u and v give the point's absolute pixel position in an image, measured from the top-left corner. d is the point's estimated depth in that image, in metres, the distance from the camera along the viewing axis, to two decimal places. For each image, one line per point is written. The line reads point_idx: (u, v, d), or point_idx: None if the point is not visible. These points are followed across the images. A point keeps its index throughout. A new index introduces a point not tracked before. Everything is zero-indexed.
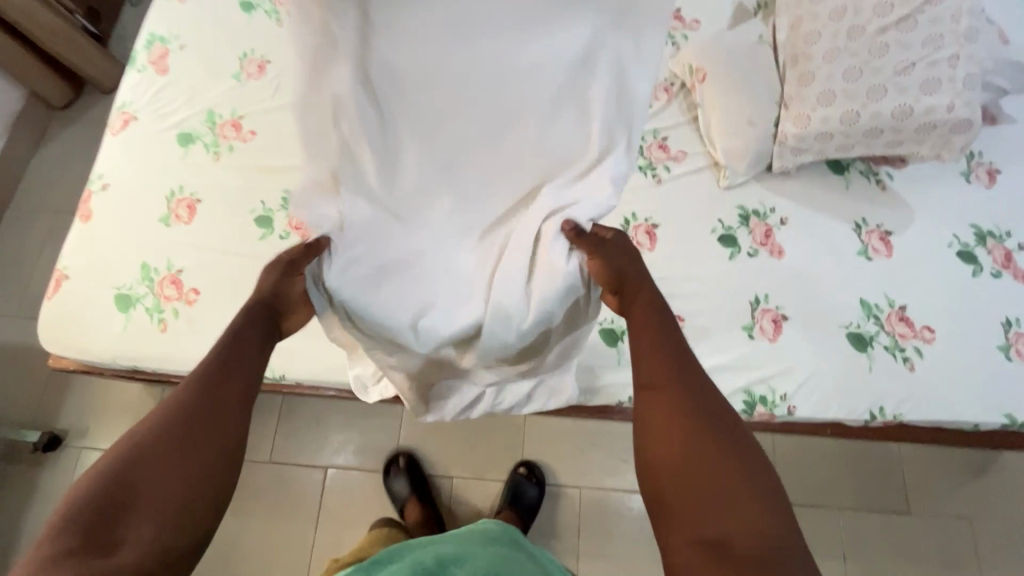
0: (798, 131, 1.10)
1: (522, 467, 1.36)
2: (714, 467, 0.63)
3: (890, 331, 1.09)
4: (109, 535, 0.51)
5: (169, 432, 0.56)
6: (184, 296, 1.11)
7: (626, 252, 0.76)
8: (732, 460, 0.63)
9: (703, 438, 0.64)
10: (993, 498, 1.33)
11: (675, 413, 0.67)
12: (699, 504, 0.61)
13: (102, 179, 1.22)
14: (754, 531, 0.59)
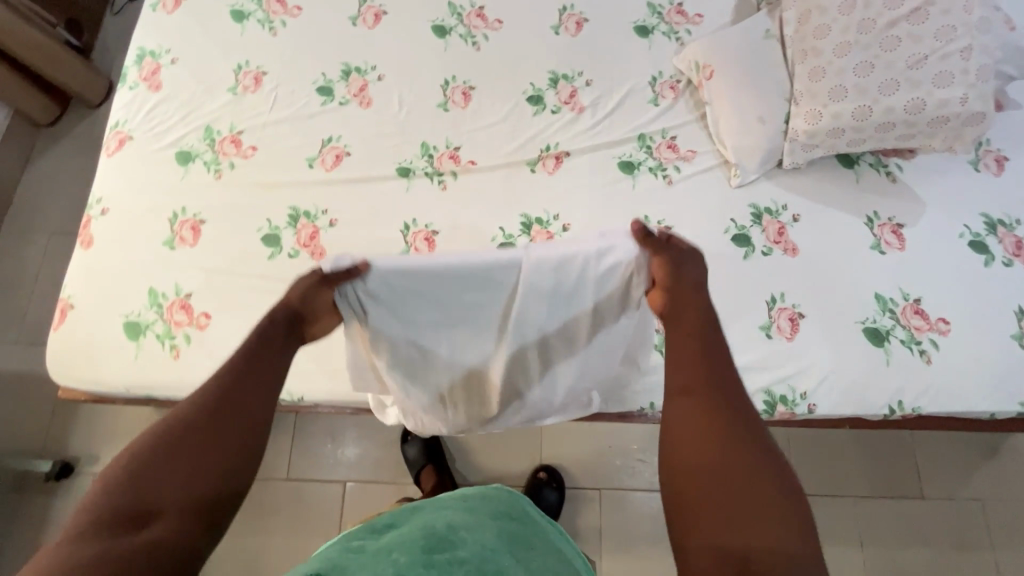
0: (809, 127, 1.09)
1: (542, 471, 1.36)
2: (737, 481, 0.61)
3: (906, 325, 1.09)
4: (128, 521, 0.56)
5: (190, 425, 0.62)
6: (195, 321, 1.09)
7: (693, 258, 0.73)
8: (758, 476, 0.62)
9: (733, 448, 0.63)
10: (1003, 479, 1.36)
11: (706, 424, 0.65)
12: (717, 509, 0.61)
13: (100, 203, 1.19)
14: (775, 552, 0.58)
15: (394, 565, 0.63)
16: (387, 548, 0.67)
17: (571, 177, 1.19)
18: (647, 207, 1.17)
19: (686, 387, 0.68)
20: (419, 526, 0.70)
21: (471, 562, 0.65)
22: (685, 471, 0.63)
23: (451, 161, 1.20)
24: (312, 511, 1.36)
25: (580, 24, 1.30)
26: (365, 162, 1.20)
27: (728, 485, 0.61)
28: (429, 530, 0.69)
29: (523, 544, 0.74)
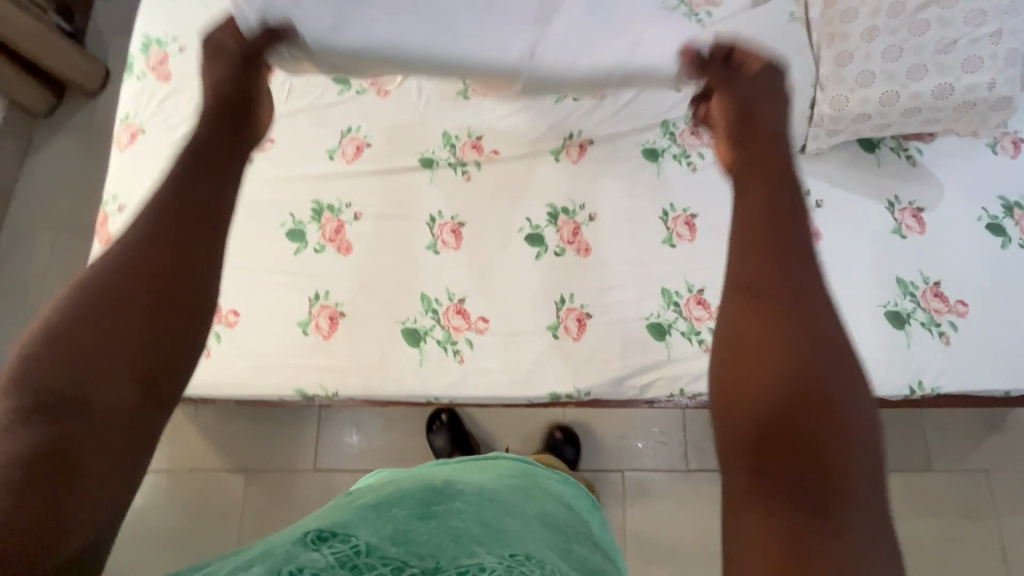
0: (834, 113, 1.11)
1: (558, 431, 1.39)
2: (789, 375, 0.54)
3: (926, 307, 1.12)
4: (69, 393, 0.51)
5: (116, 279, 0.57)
6: (224, 318, 1.09)
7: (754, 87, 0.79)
8: (824, 401, 0.53)
9: (795, 357, 0.55)
10: (1007, 451, 1.42)
11: (767, 329, 0.57)
12: (775, 433, 0.53)
13: (118, 199, 1.16)
14: (832, 484, 0.51)
15: (394, 518, 0.58)
16: (385, 504, 0.62)
17: (596, 166, 1.18)
18: (672, 195, 1.17)
19: (747, 288, 0.60)
20: (418, 486, 0.67)
21: (468, 510, 0.62)
22: (736, 383, 0.57)
23: (474, 150, 1.18)
24: None
25: None
26: (386, 154, 1.18)
27: (774, 385, 0.55)
28: (429, 488, 0.67)
29: (522, 496, 0.71)
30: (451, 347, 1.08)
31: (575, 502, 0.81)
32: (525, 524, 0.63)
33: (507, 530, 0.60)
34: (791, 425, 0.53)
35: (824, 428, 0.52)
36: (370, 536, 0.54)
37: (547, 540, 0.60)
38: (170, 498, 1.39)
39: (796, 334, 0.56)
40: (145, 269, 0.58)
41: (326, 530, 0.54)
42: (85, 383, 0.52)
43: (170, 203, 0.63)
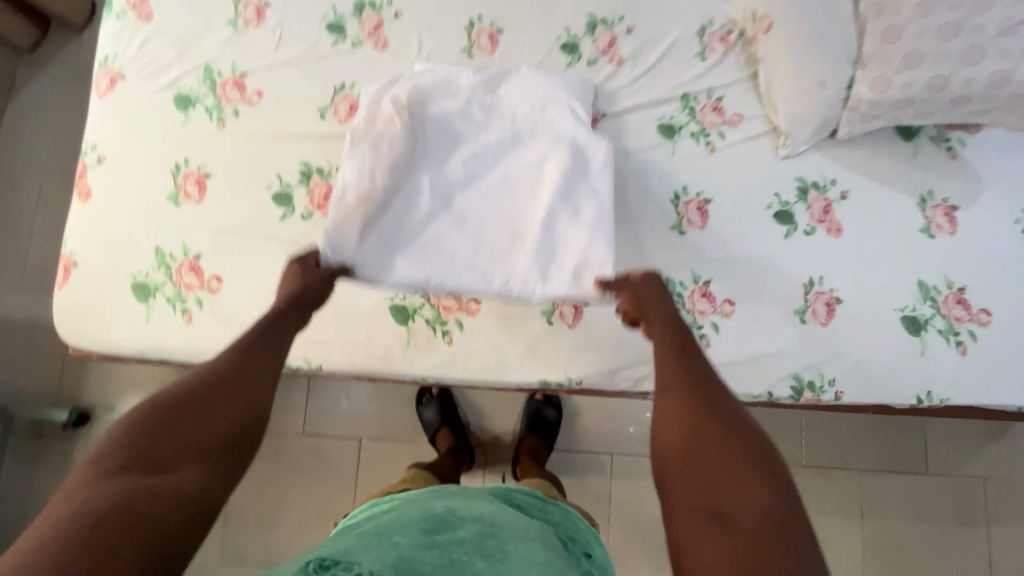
0: (874, 96, 1.01)
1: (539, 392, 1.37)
2: (713, 444, 0.65)
3: (946, 314, 1.05)
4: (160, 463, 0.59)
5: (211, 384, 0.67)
6: (206, 284, 1.04)
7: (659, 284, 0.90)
8: (737, 451, 0.64)
9: (709, 425, 0.67)
10: (1009, 459, 1.38)
11: (687, 410, 0.69)
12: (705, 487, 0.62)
13: (96, 151, 1.10)
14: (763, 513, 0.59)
15: (397, 546, 0.63)
16: (387, 531, 0.67)
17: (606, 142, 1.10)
18: (686, 177, 1.09)
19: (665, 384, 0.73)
20: (420, 512, 0.71)
21: (471, 540, 0.65)
22: (668, 455, 0.67)
23: None
24: (330, 471, 1.39)
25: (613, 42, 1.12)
26: None
27: (705, 459, 0.64)
28: (431, 514, 0.70)
29: (522, 518, 0.74)
30: (440, 327, 1.04)
31: (574, 533, 0.82)
32: (527, 548, 0.66)
33: (508, 558, 0.63)
34: (724, 480, 0.62)
35: (744, 467, 0.63)
36: (373, 565, 0.59)
37: (548, 564, 0.63)
38: None
39: (702, 403, 0.70)
40: (237, 376, 0.70)
41: (328, 558, 0.59)
42: (174, 456, 0.60)
43: (265, 339, 0.77)
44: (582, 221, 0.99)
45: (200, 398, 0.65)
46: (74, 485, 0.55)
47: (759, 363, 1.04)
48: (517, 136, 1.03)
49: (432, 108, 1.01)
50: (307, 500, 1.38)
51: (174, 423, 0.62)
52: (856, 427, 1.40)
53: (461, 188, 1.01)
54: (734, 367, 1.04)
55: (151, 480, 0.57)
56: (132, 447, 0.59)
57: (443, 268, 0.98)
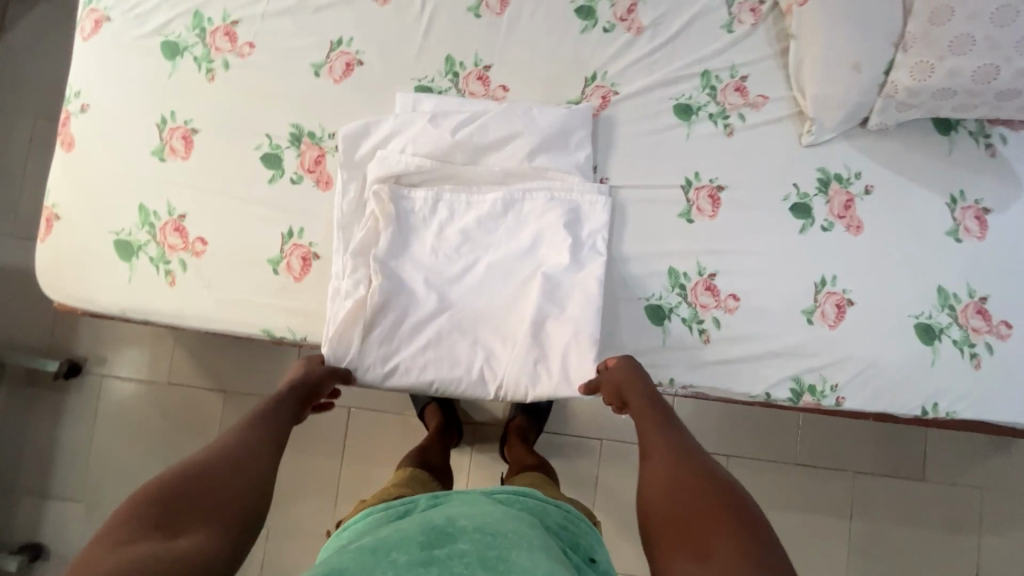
0: (913, 83, 0.93)
1: None
2: (689, 497, 0.69)
3: (963, 324, 0.99)
4: (170, 527, 0.59)
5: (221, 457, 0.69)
6: (191, 246, 1.01)
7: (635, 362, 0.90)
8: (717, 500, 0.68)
9: (686, 476, 0.72)
10: (1009, 472, 1.34)
11: (668, 468, 0.74)
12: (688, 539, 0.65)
13: (80, 98, 1.05)
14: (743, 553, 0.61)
15: (394, 565, 0.64)
16: (385, 547, 0.67)
17: (617, 119, 1.03)
18: (699, 161, 1.02)
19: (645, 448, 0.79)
20: (420, 523, 0.71)
21: (473, 553, 0.65)
22: (656, 512, 0.70)
23: (479, 83, 1.03)
24: (317, 440, 1.39)
25: (632, 7, 1.03)
26: (380, 77, 1.03)
27: (683, 511, 0.68)
28: (430, 526, 0.70)
29: (527, 522, 0.73)
30: None
31: (576, 534, 0.81)
32: (532, 556, 0.65)
33: (511, 572, 0.62)
34: (702, 526, 0.65)
35: (724, 513, 0.66)
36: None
37: (553, 573, 0.63)
38: (152, 410, 1.40)
39: (678, 458, 0.75)
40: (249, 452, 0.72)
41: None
42: (188, 524, 0.61)
43: (275, 418, 0.80)
44: (567, 311, 0.94)
45: (213, 471, 0.67)
46: (92, 552, 0.55)
47: (758, 362, 1.00)
48: (509, 204, 0.97)
49: (411, 194, 0.96)
50: (294, 465, 1.38)
51: (192, 490, 0.64)
52: (854, 430, 1.36)
53: (455, 291, 0.95)
54: (733, 365, 1.00)
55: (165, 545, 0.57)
56: (150, 515, 0.60)
57: (444, 372, 0.95)
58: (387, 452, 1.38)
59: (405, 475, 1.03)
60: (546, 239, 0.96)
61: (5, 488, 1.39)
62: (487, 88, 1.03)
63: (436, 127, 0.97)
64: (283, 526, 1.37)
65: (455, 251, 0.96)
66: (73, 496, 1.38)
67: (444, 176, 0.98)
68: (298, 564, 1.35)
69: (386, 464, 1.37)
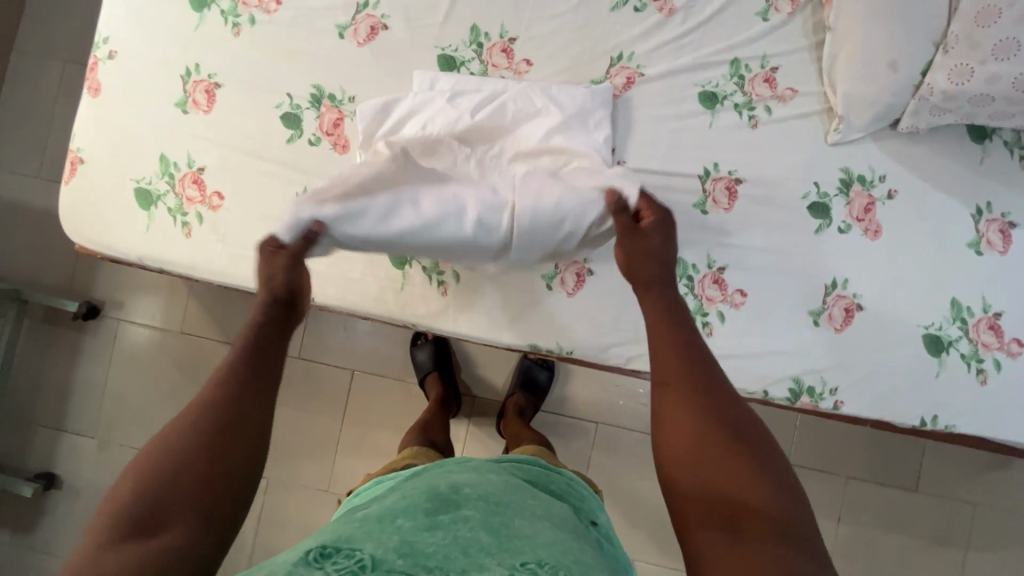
0: (950, 87, 0.90)
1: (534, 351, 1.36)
2: (714, 455, 0.62)
3: (973, 339, 0.97)
4: (149, 526, 0.54)
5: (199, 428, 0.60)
6: (208, 199, 1.02)
7: (663, 233, 0.82)
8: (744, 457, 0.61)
9: (711, 428, 0.63)
10: (1005, 491, 1.33)
11: (688, 413, 0.65)
12: (716, 504, 0.60)
13: (108, 44, 1.05)
14: (775, 522, 0.58)
15: (399, 530, 0.65)
16: (390, 515, 0.69)
17: (640, 103, 1.01)
18: (720, 152, 1.00)
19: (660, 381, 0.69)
20: (424, 491, 0.73)
21: (475, 518, 0.67)
22: (679, 467, 0.63)
23: (503, 55, 1.02)
24: (320, 399, 1.43)
25: None
26: (404, 43, 1.03)
27: (706, 470, 0.61)
28: (434, 495, 0.72)
29: (528, 491, 0.77)
30: (436, 276, 1.01)
31: (575, 498, 0.84)
32: (534, 524, 0.68)
33: (516, 535, 0.65)
34: (729, 492, 0.60)
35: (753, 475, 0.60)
36: (376, 551, 0.61)
37: (553, 539, 0.67)
38: (164, 356, 1.45)
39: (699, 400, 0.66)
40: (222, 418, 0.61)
41: (329, 547, 0.62)
42: (169, 515, 0.55)
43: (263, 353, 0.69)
44: None
45: (190, 452, 0.58)
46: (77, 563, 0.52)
47: (759, 359, 1.00)
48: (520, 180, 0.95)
49: None
50: (296, 422, 1.42)
51: (171, 478, 0.57)
52: (851, 436, 1.36)
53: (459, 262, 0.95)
54: (733, 360, 1.00)
55: (145, 551, 0.53)
56: (126, 517, 0.54)
57: None
58: (386, 416, 1.41)
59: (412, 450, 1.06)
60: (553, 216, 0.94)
61: (23, 419, 1.46)
62: (511, 61, 1.02)
63: (454, 106, 0.97)
64: (285, 477, 1.42)
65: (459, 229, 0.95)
66: (85, 432, 1.45)
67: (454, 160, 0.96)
68: (295, 516, 1.41)
69: (385, 428, 1.41)
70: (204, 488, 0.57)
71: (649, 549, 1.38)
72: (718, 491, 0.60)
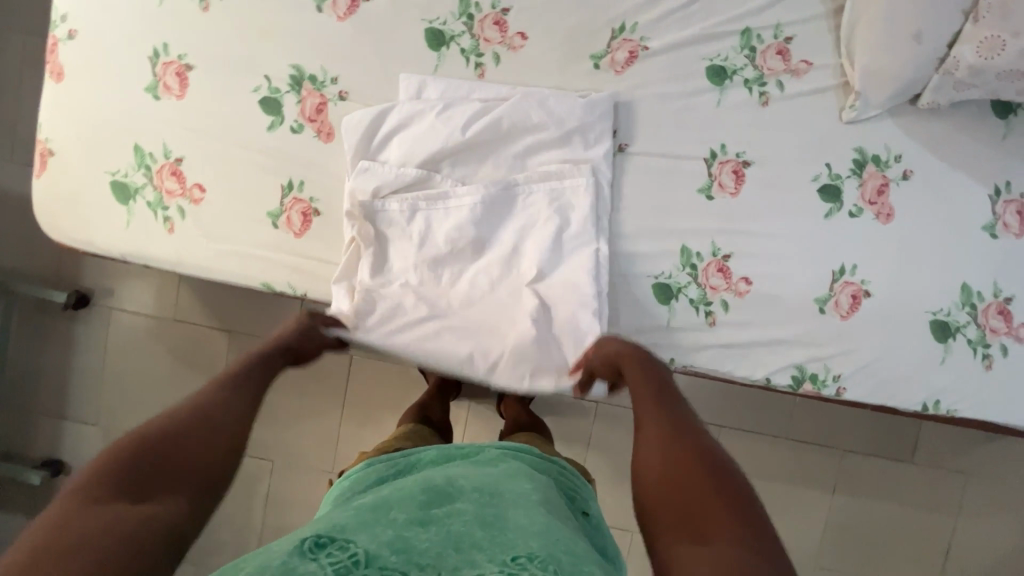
0: (978, 61, 0.84)
1: None
2: (693, 491, 0.58)
3: (981, 324, 0.95)
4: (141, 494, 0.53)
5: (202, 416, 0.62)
6: (188, 192, 0.97)
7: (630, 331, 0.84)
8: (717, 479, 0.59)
9: (685, 453, 0.62)
10: (998, 460, 1.36)
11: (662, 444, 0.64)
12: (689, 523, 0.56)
13: (67, 22, 0.97)
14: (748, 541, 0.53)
15: (394, 524, 0.64)
16: (384, 505, 0.68)
17: (644, 80, 0.94)
18: (728, 132, 0.94)
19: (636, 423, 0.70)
20: (419, 483, 0.73)
21: (470, 512, 0.67)
22: (653, 494, 0.60)
23: (495, 28, 0.94)
24: (324, 386, 1.42)
25: None
26: (388, 16, 0.94)
27: (684, 502, 0.58)
28: (430, 488, 0.72)
29: (524, 480, 0.76)
30: None
31: (569, 489, 0.83)
32: (529, 513, 0.67)
33: (510, 527, 0.65)
34: (706, 524, 0.55)
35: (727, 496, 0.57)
36: (370, 544, 0.60)
37: (548, 526, 0.65)
38: (159, 343, 1.43)
39: (673, 434, 0.66)
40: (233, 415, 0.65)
41: (324, 536, 0.61)
42: (162, 488, 0.55)
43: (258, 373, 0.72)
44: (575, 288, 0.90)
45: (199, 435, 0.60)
46: (50, 514, 0.49)
47: (763, 348, 0.98)
48: (503, 189, 0.92)
49: (387, 205, 0.91)
50: (302, 406, 1.42)
51: (174, 453, 0.57)
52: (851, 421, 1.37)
53: (443, 303, 0.93)
54: (736, 349, 0.98)
55: (138, 512, 0.51)
56: (121, 473, 0.54)
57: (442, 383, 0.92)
58: (388, 400, 1.41)
59: (409, 430, 1.06)
60: (530, 234, 0.92)
61: (24, 408, 1.46)
62: (504, 35, 0.95)
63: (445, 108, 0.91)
64: (287, 458, 1.43)
65: (437, 260, 0.92)
66: (87, 420, 1.45)
67: (432, 185, 0.93)
68: (301, 495, 1.44)
69: (385, 411, 1.41)
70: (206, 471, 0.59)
71: None
72: (695, 521, 0.56)
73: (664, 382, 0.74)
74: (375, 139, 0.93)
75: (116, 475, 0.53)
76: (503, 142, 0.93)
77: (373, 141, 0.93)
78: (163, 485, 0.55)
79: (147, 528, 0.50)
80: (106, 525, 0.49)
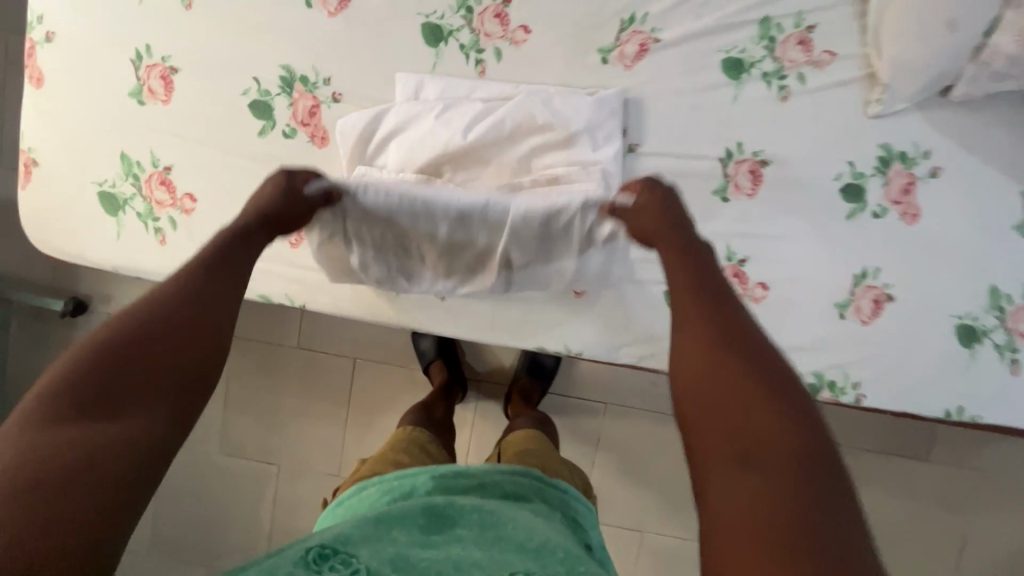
0: (1019, 50, 0.79)
1: None
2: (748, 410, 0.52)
3: (1010, 328, 0.91)
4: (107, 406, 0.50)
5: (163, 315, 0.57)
6: (179, 202, 0.93)
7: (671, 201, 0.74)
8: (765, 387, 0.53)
9: (730, 356, 0.56)
10: (1016, 457, 1.33)
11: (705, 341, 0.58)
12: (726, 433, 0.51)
13: (44, 24, 0.92)
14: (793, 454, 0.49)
15: (395, 543, 0.62)
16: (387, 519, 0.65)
17: (655, 75, 0.89)
18: (744, 129, 0.89)
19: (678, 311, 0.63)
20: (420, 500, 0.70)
21: (467, 538, 0.65)
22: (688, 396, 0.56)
23: (496, 22, 0.88)
24: (328, 390, 1.39)
25: None
26: (382, 11, 0.89)
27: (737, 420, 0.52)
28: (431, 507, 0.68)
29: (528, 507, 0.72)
30: None
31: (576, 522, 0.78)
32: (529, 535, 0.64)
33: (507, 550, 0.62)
34: (759, 446, 0.50)
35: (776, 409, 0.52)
36: (370, 560, 0.58)
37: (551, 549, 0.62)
38: None
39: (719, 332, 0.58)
40: (200, 306, 0.60)
41: (327, 547, 0.59)
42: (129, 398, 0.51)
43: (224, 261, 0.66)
44: None
45: (163, 335, 0.56)
46: (4, 431, 0.46)
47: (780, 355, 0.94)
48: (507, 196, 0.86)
49: None
50: (307, 410, 1.40)
51: (131, 354, 0.53)
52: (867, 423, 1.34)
53: None
54: None
55: (104, 429, 0.48)
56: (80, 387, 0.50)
57: None
58: (393, 403, 1.39)
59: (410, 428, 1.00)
60: None
61: None
62: (505, 29, 0.89)
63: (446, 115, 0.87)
64: (294, 462, 1.42)
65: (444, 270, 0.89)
66: None
67: None
68: (309, 497, 1.43)
69: (391, 413, 1.39)
70: (177, 372, 0.55)
71: (657, 521, 1.40)
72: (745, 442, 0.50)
73: (718, 279, 0.65)
74: (372, 144, 0.88)
75: (70, 389, 0.49)
76: (507, 146, 0.88)
77: (369, 145, 0.88)
78: (129, 392, 0.52)
79: (115, 443, 0.47)
80: (69, 444, 0.46)
